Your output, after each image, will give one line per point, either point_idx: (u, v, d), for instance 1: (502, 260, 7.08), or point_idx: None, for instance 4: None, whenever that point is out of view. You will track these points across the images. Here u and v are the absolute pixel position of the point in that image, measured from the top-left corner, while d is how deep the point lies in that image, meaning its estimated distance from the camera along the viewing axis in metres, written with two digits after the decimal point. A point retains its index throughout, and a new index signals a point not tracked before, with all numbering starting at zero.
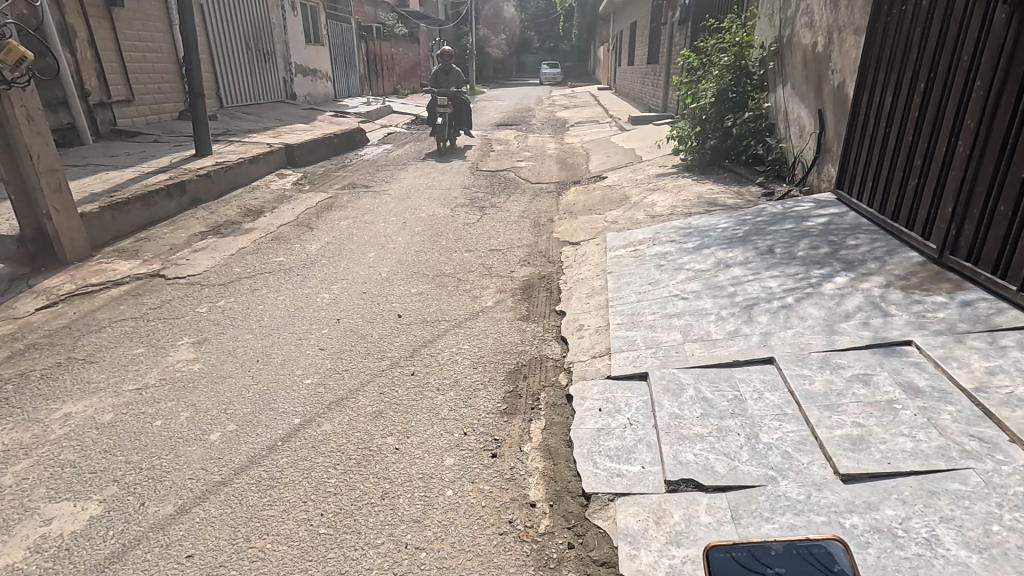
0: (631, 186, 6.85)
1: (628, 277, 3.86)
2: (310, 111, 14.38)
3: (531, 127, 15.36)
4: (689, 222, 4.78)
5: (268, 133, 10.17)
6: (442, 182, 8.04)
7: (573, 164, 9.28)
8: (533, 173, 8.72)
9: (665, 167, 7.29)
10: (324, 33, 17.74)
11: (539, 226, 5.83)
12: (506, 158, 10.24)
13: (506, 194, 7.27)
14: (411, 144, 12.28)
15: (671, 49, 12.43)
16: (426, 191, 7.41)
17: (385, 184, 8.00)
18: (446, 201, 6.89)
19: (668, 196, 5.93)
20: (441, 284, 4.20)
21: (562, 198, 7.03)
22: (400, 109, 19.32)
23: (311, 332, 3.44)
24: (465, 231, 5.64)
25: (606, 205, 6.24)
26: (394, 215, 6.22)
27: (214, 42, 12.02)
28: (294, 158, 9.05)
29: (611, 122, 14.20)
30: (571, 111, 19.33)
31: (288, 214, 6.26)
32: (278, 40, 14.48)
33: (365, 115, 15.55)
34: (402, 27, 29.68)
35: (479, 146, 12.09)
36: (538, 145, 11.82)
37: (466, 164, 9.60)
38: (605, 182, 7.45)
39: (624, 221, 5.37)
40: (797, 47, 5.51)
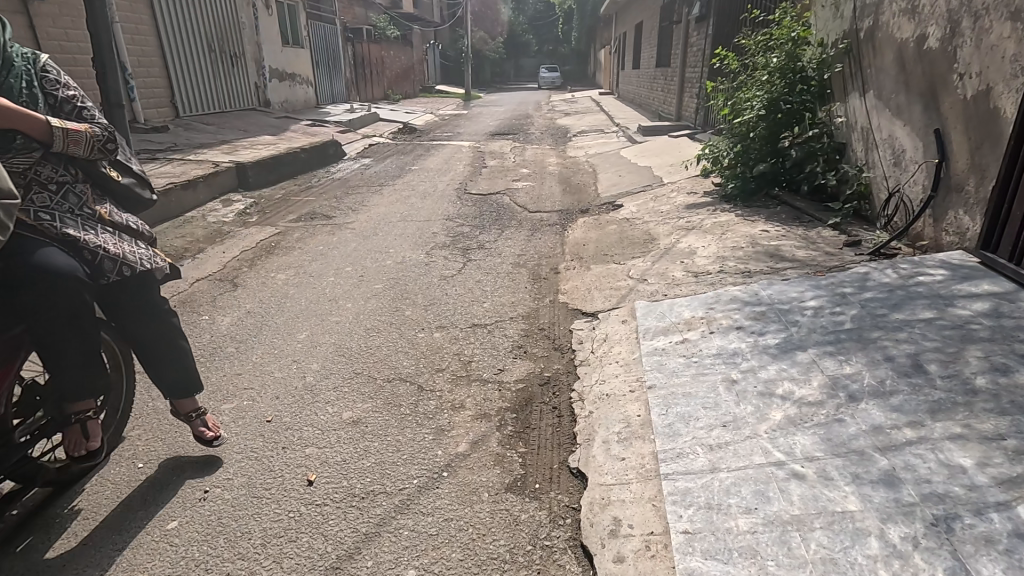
0: (655, 220, 5.42)
1: (682, 405, 2.43)
2: (285, 120, 13.01)
3: (530, 137, 13.99)
4: (751, 290, 3.35)
5: (224, 148, 8.76)
6: (420, 211, 6.63)
7: (578, 186, 7.84)
8: (531, 198, 7.28)
9: (694, 195, 5.88)
10: (302, 33, 16.27)
11: (540, 281, 4.40)
12: (501, 176, 8.84)
13: (499, 230, 5.85)
14: (393, 158, 10.87)
15: (688, 50, 11.06)
16: (397, 226, 5.97)
17: (351, 213, 6.58)
18: (422, 240, 5.47)
19: (709, 240, 4.51)
20: (390, 401, 2.77)
21: (568, 235, 5.61)
22: (387, 116, 17.91)
23: (148, 529, 2.01)
24: (440, 290, 4.21)
25: (625, 250, 4.82)
26: (349, 263, 4.80)
27: (169, 42, 10.57)
28: (247, 180, 7.63)
29: (618, 132, 12.79)
30: (572, 117, 17.93)
31: (214, 262, 4.84)
32: (247, 41, 13.04)
33: (345, 124, 14.14)
34: (394, 29, 28.36)
35: (471, 159, 10.67)
36: (537, 160, 10.39)
37: (453, 185, 8.15)
38: (621, 212, 6.02)
39: (656, 281, 3.94)
40: (889, 44, 4.07)
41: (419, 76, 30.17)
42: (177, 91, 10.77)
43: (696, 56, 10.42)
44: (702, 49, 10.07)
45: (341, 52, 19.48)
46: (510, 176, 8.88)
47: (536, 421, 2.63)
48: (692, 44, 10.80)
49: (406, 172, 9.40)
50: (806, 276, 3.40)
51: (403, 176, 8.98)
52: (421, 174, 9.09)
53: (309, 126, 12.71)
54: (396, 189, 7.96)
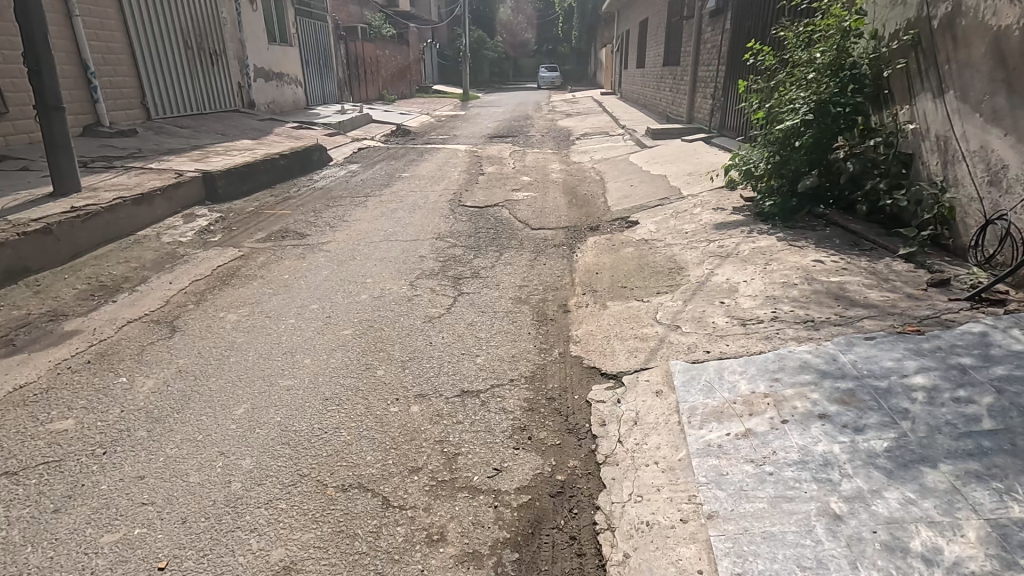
0: (679, 242, 4.63)
1: (765, 558, 1.65)
2: (270, 122, 12.22)
3: (531, 140, 13.23)
4: (826, 353, 2.56)
5: (194, 154, 7.96)
6: (407, 228, 5.83)
7: (585, 197, 7.04)
8: (533, 211, 6.49)
9: (721, 213, 5.10)
10: (290, 30, 15.45)
11: (546, 323, 3.62)
12: (499, 185, 8.07)
13: (496, 253, 5.06)
14: (383, 164, 10.08)
15: (700, 48, 10.31)
16: (380, 248, 5.18)
17: (329, 231, 5.80)
18: (407, 267, 4.68)
19: (751, 273, 3.72)
20: (342, 527, 1.98)
21: (576, 260, 4.81)
22: (380, 117, 17.09)
23: None
24: (424, 337, 3.42)
25: (648, 283, 4.03)
26: (317, 299, 4.01)
27: (141, 38, 9.77)
28: (216, 191, 6.84)
29: (624, 135, 12.00)
30: (574, 119, 17.12)
31: (155, 297, 4.04)
32: (229, 38, 12.23)
33: (334, 127, 13.35)
34: (390, 28, 27.58)
35: (467, 165, 9.91)
36: (538, 166, 9.60)
37: (446, 196, 7.37)
38: (636, 232, 5.23)
39: (693, 331, 3.15)
40: (978, 34, 3.30)
41: (415, 76, 29.31)
42: (149, 92, 9.96)
43: (711, 54, 9.63)
44: (717, 47, 9.29)
45: (332, 51, 18.68)
46: (509, 184, 8.10)
47: (548, 565, 1.85)
48: (705, 42, 10.00)
49: (395, 180, 8.61)
50: (895, 334, 2.62)
51: (392, 184, 8.19)
52: (412, 182, 8.32)
53: (294, 129, 11.92)
54: (383, 200, 7.20)
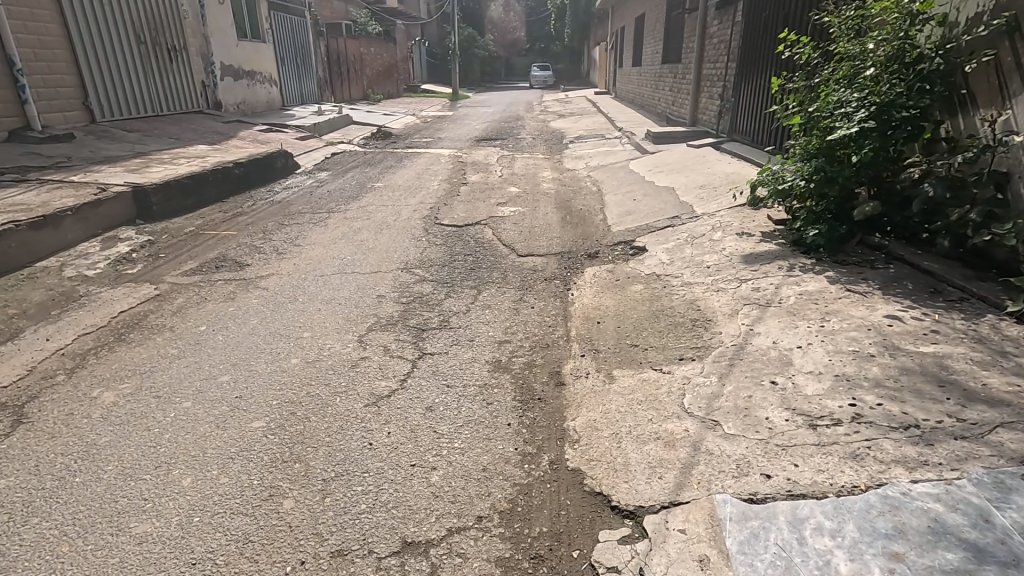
0: (700, 281, 3.70)
1: None
2: (236, 124, 11.21)
3: (521, 143, 12.29)
4: (967, 504, 1.67)
5: (133, 163, 6.96)
6: (370, 256, 4.88)
7: (580, 213, 6.11)
8: (520, 231, 5.55)
9: (748, 241, 4.18)
10: (262, 26, 14.42)
11: (532, 406, 2.68)
12: (484, 197, 7.12)
13: (474, 290, 4.11)
14: (356, 171, 9.11)
15: (706, 43, 9.39)
16: (331, 284, 4.22)
17: (274, 259, 4.83)
18: (360, 312, 3.73)
19: (803, 334, 2.80)
20: None
21: (571, 302, 3.88)
22: (362, 118, 16.09)
23: None
24: (363, 434, 2.47)
25: (665, 341, 3.10)
26: (232, 365, 3.06)
27: (86, 31, 8.75)
28: (149, 208, 5.86)
29: (622, 138, 11.09)
30: (568, 120, 16.20)
31: (17, 365, 3.06)
32: (191, 32, 11.21)
33: (308, 129, 12.35)
34: (376, 25, 26.55)
35: (449, 172, 8.95)
36: (528, 173, 8.65)
37: (422, 212, 6.42)
38: (643, 263, 4.30)
39: (738, 433, 2.23)
40: None
41: (402, 75, 28.28)
42: (95, 91, 8.94)
43: (718, 49, 8.71)
44: (725, 42, 8.38)
45: (311, 48, 17.66)
46: (495, 197, 7.15)
47: None
48: (711, 36, 9.08)
49: (366, 191, 7.65)
50: None
51: (362, 197, 7.23)
52: (386, 194, 7.37)
53: (263, 132, 10.92)
54: (348, 217, 6.24)
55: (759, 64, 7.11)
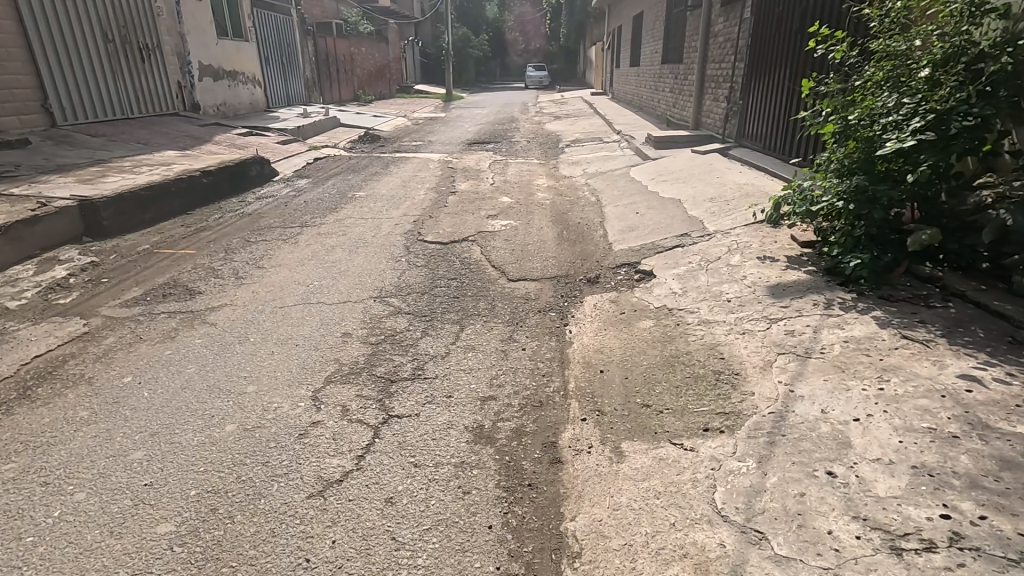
0: (720, 319, 3.15)
1: None
2: (213, 127, 10.61)
3: (515, 147, 11.73)
4: None
5: (88, 171, 6.35)
6: (341, 281, 4.31)
7: (578, 229, 5.55)
8: (511, 250, 4.98)
9: (771, 269, 3.62)
10: (244, 24, 13.82)
11: (520, 498, 2.12)
12: (473, 209, 6.56)
13: (456, 326, 3.54)
14: (339, 178, 8.53)
15: (711, 41, 8.84)
16: (290, 318, 3.64)
17: (232, 285, 4.25)
18: (320, 356, 3.16)
19: (859, 401, 2.25)
20: None
21: (569, 342, 3.32)
22: (350, 120, 15.49)
23: None
24: (300, 545, 1.89)
25: (683, 402, 2.54)
26: (151, 433, 2.48)
27: (47, 27, 8.14)
28: (99, 223, 5.27)
29: (621, 142, 10.54)
30: (564, 122, 15.65)
31: None
32: (165, 30, 10.60)
33: (291, 132, 11.75)
34: (367, 25, 25.93)
35: (438, 180, 8.38)
36: (521, 181, 8.09)
37: (405, 226, 5.85)
38: (650, 292, 3.75)
39: (793, 555, 1.67)
40: None
41: (395, 75, 27.67)
42: (56, 92, 8.33)
43: (723, 49, 8.18)
44: (732, 40, 7.84)
45: (297, 47, 17.05)
46: (485, 208, 6.59)
47: None
48: (716, 35, 8.54)
49: (346, 200, 7.07)
50: None
51: (340, 208, 6.65)
52: (367, 205, 6.80)
53: (242, 136, 10.31)
54: (323, 232, 5.67)
55: (771, 65, 6.55)
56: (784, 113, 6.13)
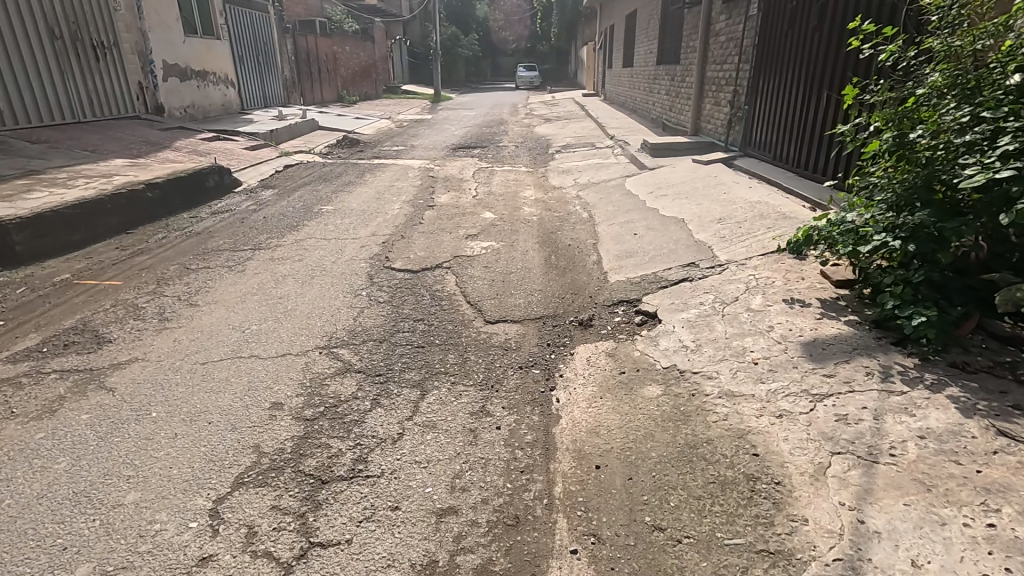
0: (747, 391, 2.48)
1: None
2: (176, 132, 9.83)
3: (502, 153, 11.05)
4: None
5: (12, 186, 5.58)
6: (285, 324, 3.61)
7: (568, 253, 4.88)
8: (490, 281, 4.30)
9: (803, 318, 2.96)
10: (216, 21, 13.02)
11: None
12: (451, 227, 5.87)
13: (416, 391, 2.85)
14: (307, 189, 7.81)
15: (711, 41, 8.21)
16: (210, 380, 2.94)
17: (151, 330, 3.53)
18: (235, 440, 2.46)
19: (965, 548, 1.58)
20: None
21: (555, 416, 2.64)
22: (329, 122, 14.73)
23: None
24: None
25: (708, 529, 1.87)
26: None
27: None
28: (10, 249, 4.53)
29: (615, 148, 9.89)
30: (554, 125, 14.99)
31: None
32: (123, 27, 9.82)
33: (263, 136, 11.00)
34: (352, 23, 25.15)
35: (416, 191, 7.68)
36: (507, 193, 7.41)
37: (371, 249, 5.15)
38: (655, 344, 3.08)
39: None
40: None
41: (381, 74, 26.84)
42: None
43: (726, 49, 7.54)
44: (736, 39, 7.20)
45: (275, 45, 16.24)
46: (465, 226, 5.90)
47: None
48: (718, 33, 7.91)
49: (311, 216, 6.36)
50: None
51: (302, 226, 5.93)
52: (333, 221, 6.10)
53: (206, 141, 9.55)
54: (277, 257, 4.96)
55: (781, 66, 5.90)
56: (797, 120, 5.48)
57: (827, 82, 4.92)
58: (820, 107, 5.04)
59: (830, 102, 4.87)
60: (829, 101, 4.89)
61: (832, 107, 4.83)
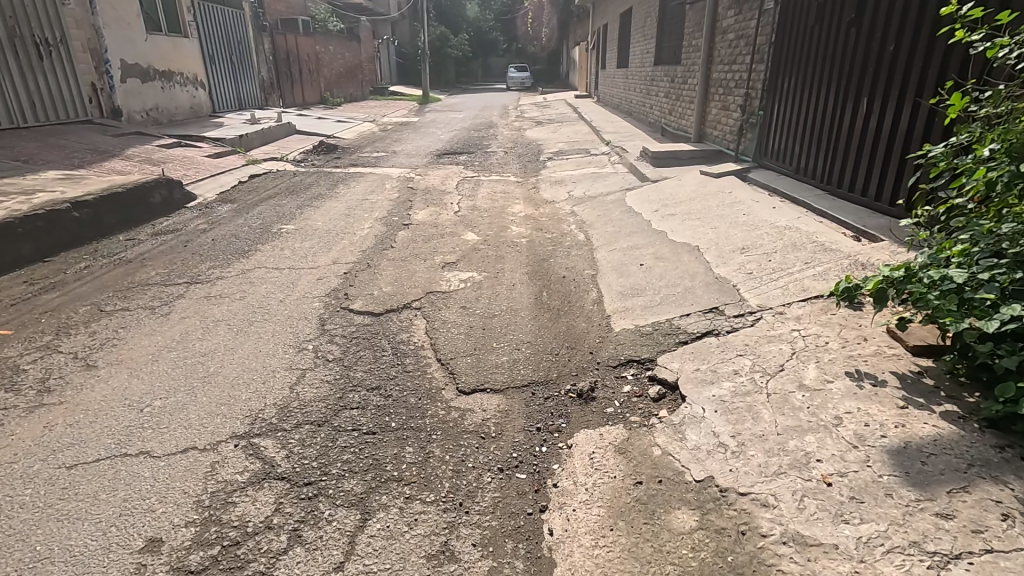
0: (825, 537, 1.72)
1: None
2: (132, 139, 8.98)
3: (490, 159, 10.28)
4: None
5: None
6: (199, 398, 2.80)
7: (562, 289, 4.10)
8: (468, 327, 3.53)
9: (880, 405, 2.21)
10: (182, 17, 12.14)
11: None
12: (427, 251, 5.09)
13: (356, 516, 2.07)
14: (270, 203, 6.99)
15: (717, 39, 7.48)
16: (73, 498, 2.14)
17: (23, 407, 2.72)
18: None
19: None
20: None
21: (548, 562, 1.87)
22: (307, 126, 13.90)
23: None
24: None
25: None
26: None
27: None
28: None
29: (611, 155, 9.14)
30: (546, 128, 14.25)
31: None
32: (73, 23, 8.95)
33: (231, 142, 10.16)
34: (337, 22, 24.29)
35: (392, 205, 6.87)
36: (493, 207, 6.63)
37: (329, 282, 4.36)
38: (680, 438, 2.30)
39: None
40: None
41: (367, 74, 25.95)
42: None
43: (736, 47, 6.81)
44: (747, 37, 6.46)
45: (251, 44, 15.35)
46: (442, 250, 5.11)
47: None
48: (725, 31, 7.17)
49: (267, 237, 5.55)
50: None
51: (254, 251, 5.11)
52: (291, 244, 5.30)
53: (164, 149, 8.70)
54: (214, 293, 4.15)
55: (805, 67, 5.13)
56: (826, 129, 4.71)
57: (866, 85, 4.15)
58: (857, 115, 4.27)
59: (871, 109, 4.10)
60: (869, 108, 4.13)
61: (874, 115, 4.06)
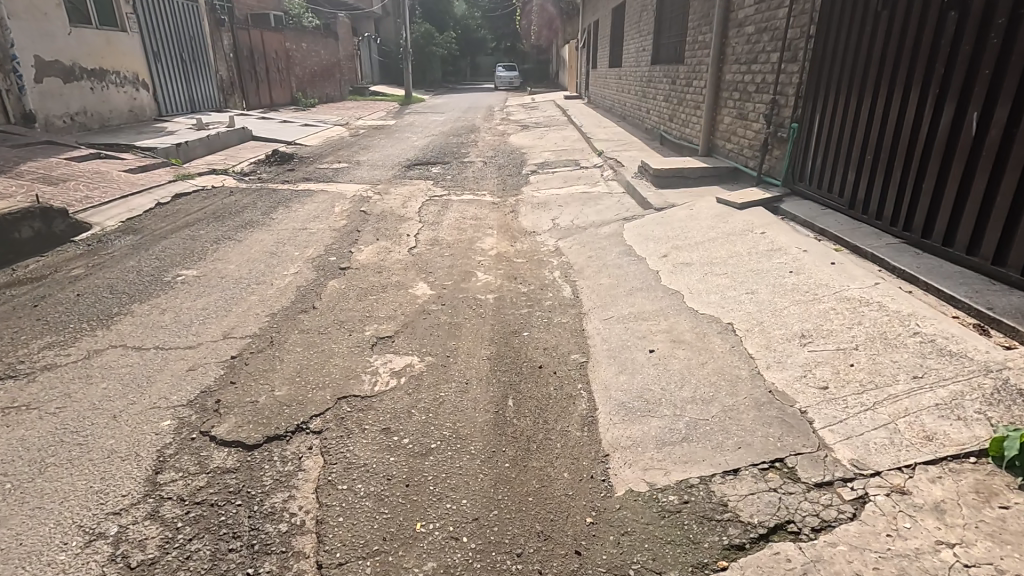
0: None
1: None
2: (37, 150, 7.58)
3: (466, 172, 8.97)
4: None
5: None
6: None
7: (538, 392, 2.80)
8: (383, 480, 2.23)
9: None
10: (121, 10, 10.74)
11: None
12: (360, 312, 3.78)
13: None
14: (184, 234, 5.65)
15: (732, 33, 6.21)
16: None
17: None
18: None
19: None
20: None
21: None
22: (267, 130, 12.49)
23: None
24: None
25: None
26: None
27: None
28: None
29: (605, 169, 7.85)
30: (532, 133, 12.93)
31: None
32: None
33: (165, 151, 8.77)
34: (313, 19, 22.87)
35: (334, 236, 5.55)
36: (459, 240, 5.33)
37: (204, 373, 3.04)
38: None
39: None
40: None
41: (346, 73, 24.56)
42: None
43: (758, 43, 5.54)
44: (774, 30, 5.19)
45: (208, 40, 13.93)
46: (381, 311, 3.80)
47: None
48: (743, 23, 5.91)
49: (154, 289, 4.22)
50: None
51: (122, 315, 3.75)
52: (180, 301, 3.97)
53: (74, 163, 7.32)
54: (25, 398, 2.82)
55: (863, 64, 3.85)
56: (901, 148, 3.42)
57: (977, 89, 2.87)
58: (960, 130, 2.99)
59: (988, 123, 2.82)
60: (982, 124, 2.85)
61: (994, 132, 2.77)
